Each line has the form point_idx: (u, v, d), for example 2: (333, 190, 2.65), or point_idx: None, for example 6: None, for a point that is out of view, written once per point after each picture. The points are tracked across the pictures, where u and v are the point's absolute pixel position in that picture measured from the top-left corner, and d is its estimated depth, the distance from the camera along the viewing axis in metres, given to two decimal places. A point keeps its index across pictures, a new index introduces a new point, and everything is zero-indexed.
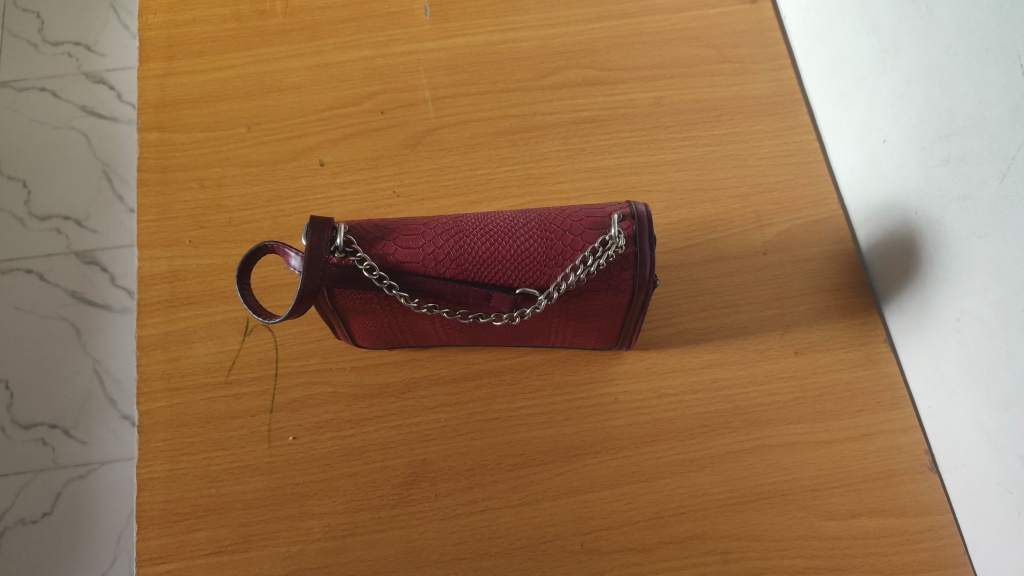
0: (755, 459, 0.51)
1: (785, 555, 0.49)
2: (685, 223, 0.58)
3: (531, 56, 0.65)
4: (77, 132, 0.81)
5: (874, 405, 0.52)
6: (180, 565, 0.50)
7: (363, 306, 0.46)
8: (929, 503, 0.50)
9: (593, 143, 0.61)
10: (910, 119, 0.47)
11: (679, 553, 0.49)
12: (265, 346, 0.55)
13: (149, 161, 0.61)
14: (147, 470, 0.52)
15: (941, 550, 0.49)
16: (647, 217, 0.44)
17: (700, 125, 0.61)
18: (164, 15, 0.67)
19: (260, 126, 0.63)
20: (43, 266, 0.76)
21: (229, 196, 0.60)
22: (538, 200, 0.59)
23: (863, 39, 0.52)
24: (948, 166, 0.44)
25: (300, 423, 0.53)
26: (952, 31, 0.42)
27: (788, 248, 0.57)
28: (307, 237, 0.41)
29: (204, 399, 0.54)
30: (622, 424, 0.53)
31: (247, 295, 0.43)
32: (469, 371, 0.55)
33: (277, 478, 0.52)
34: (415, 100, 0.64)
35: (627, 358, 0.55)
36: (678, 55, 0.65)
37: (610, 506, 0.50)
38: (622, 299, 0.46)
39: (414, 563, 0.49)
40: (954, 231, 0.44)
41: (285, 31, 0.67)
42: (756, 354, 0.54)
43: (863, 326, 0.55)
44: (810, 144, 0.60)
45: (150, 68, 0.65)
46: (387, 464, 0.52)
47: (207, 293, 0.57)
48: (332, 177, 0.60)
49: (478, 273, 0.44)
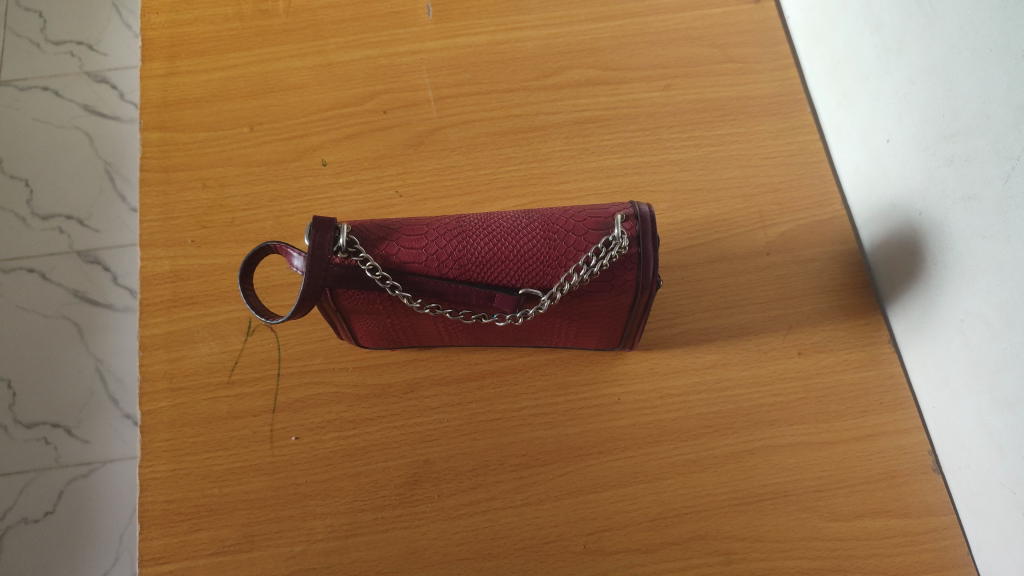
0: (759, 459, 0.51)
1: (789, 556, 0.49)
2: (688, 223, 0.58)
3: (533, 55, 0.65)
4: (80, 132, 0.81)
5: (877, 406, 0.52)
6: (183, 566, 0.50)
7: (366, 306, 0.46)
8: (933, 504, 0.50)
9: (596, 143, 0.61)
10: (914, 119, 0.47)
11: (682, 554, 0.49)
12: (268, 346, 0.55)
13: (151, 161, 0.61)
14: (150, 470, 0.52)
15: (945, 551, 0.48)
16: (651, 217, 0.44)
17: (703, 125, 0.61)
18: (166, 15, 0.67)
19: (263, 126, 0.63)
20: (45, 265, 0.76)
21: (232, 195, 0.60)
22: (541, 200, 0.59)
23: (867, 38, 0.51)
24: (952, 166, 0.44)
25: (303, 423, 0.53)
26: (956, 31, 0.42)
27: (791, 248, 0.57)
28: (310, 237, 0.41)
29: (207, 398, 0.54)
30: (625, 425, 0.52)
31: (250, 295, 0.44)
32: (472, 372, 0.54)
33: (280, 478, 0.52)
34: (418, 100, 0.64)
35: (629, 359, 0.55)
36: (681, 55, 0.64)
37: (613, 506, 0.50)
38: (625, 300, 0.46)
39: (416, 563, 0.49)
40: (958, 231, 0.43)
41: (287, 30, 0.67)
42: (759, 354, 0.54)
43: (867, 327, 0.54)
44: (814, 144, 0.60)
45: (152, 68, 0.65)
46: (389, 464, 0.52)
47: (210, 293, 0.57)
48: (334, 177, 0.60)
49: (481, 274, 0.44)
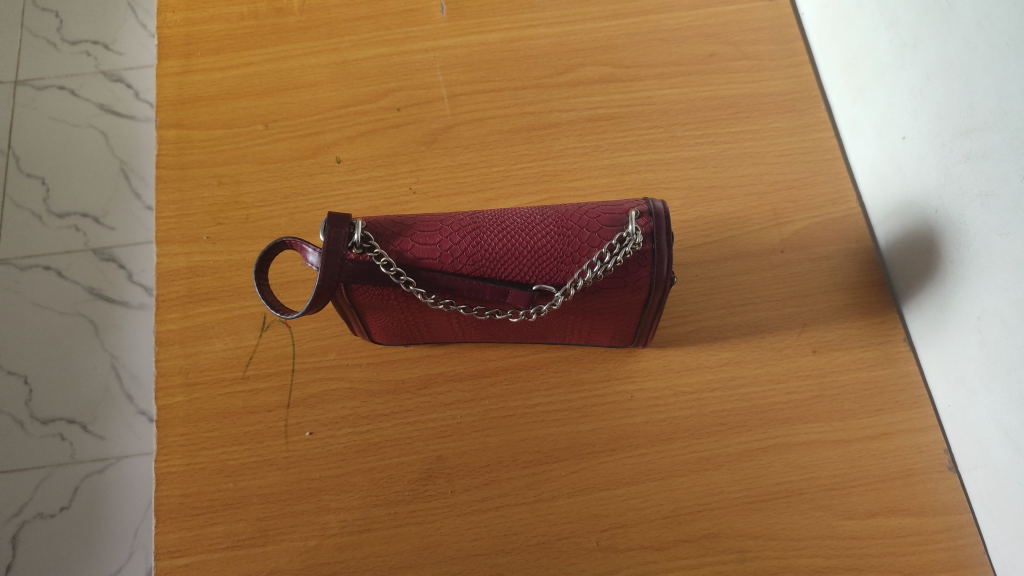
0: (772, 457, 0.51)
1: (803, 555, 0.49)
2: (702, 220, 0.58)
3: (546, 53, 0.65)
4: (95, 130, 0.82)
5: (892, 405, 0.52)
6: (198, 560, 0.50)
7: (380, 302, 0.46)
8: (949, 503, 0.49)
9: (610, 140, 0.61)
10: (930, 115, 0.47)
11: (695, 552, 0.49)
12: (282, 341, 0.56)
13: (167, 158, 0.62)
14: (166, 464, 0.52)
15: (960, 551, 0.48)
16: (665, 213, 0.44)
17: (717, 123, 0.61)
18: (182, 13, 0.68)
19: (278, 123, 0.63)
20: (61, 263, 0.77)
21: (246, 192, 0.60)
22: (554, 197, 0.59)
23: (883, 34, 0.51)
24: (969, 163, 0.43)
25: (317, 419, 0.53)
26: (973, 25, 0.42)
27: (806, 246, 0.57)
28: (325, 232, 0.42)
29: (222, 394, 0.54)
30: (638, 422, 0.52)
31: (265, 290, 0.44)
32: (484, 368, 0.55)
33: (293, 473, 0.52)
34: (431, 97, 0.64)
35: (642, 356, 0.55)
36: (695, 52, 0.64)
37: (626, 503, 0.50)
38: (639, 296, 0.46)
39: (429, 559, 0.50)
40: (975, 228, 0.43)
41: (302, 29, 0.67)
42: (772, 352, 0.54)
43: (882, 324, 0.54)
44: (828, 142, 0.60)
45: (168, 66, 0.66)
46: (403, 460, 0.52)
47: (225, 289, 0.57)
48: (349, 174, 0.60)
49: (495, 270, 0.44)
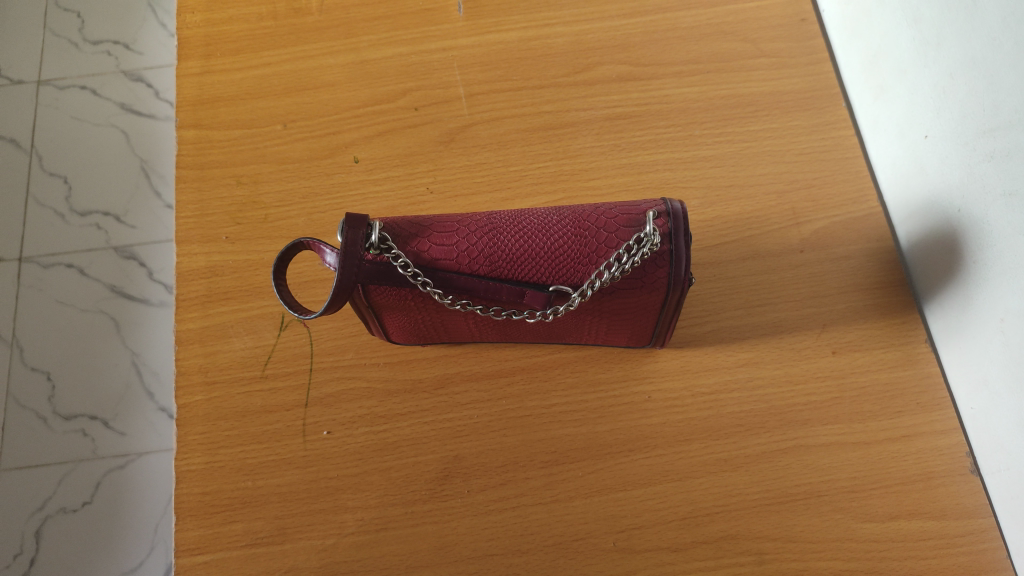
0: (792, 459, 0.51)
1: (821, 557, 0.48)
2: (721, 219, 0.58)
3: (563, 51, 0.65)
4: (116, 129, 0.83)
5: (914, 407, 0.51)
6: (217, 557, 0.51)
7: (397, 302, 0.46)
8: (971, 506, 0.49)
9: (628, 139, 0.61)
10: (953, 114, 0.46)
11: (713, 553, 0.49)
12: (300, 341, 0.56)
13: (187, 159, 0.62)
14: (185, 462, 0.53)
15: (982, 555, 0.47)
16: (683, 213, 0.44)
17: (735, 121, 0.61)
18: (201, 14, 0.68)
19: (296, 123, 0.63)
20: (83, 261, 0.78)
21: (265, 193, 0.61)
22: (571, 197, 0.59)
23: (905, 31, 0.51)
24: (994, 162, 0.43)
25: (335, 417, 0.54)
26: (999, 23, 0.41)
27: (826, 246, 0.56)
28: (343, 234, 0.42)
29: (240, 393, 0.55)
30: (655, 423, 0.52)
31: (283, 290, 0.44)
32: (501, 368, 0.55)
33: (312, 472, 0.52)
34: (449, 97, 0.64)
35: (660, 356, 0.54)
36: (714, 50, 0.64)
37: (643, 505, 0.50)
38: (657, 297, 0.46)
39: (445, 558, 0.50)
40: (998, 229, 0.43)
41: (320, 29, 0.67)
42: (792, 353, 0.53)
43: (903, 325, 0.54)
44: (849, 140, 0.59)
45: (188, 66, 0.66)
46: (419, 459, 0.52)
47: (244, 288, 0.58)
48: (366, 174, 0.61)
49: (511, 271, 0.44)
